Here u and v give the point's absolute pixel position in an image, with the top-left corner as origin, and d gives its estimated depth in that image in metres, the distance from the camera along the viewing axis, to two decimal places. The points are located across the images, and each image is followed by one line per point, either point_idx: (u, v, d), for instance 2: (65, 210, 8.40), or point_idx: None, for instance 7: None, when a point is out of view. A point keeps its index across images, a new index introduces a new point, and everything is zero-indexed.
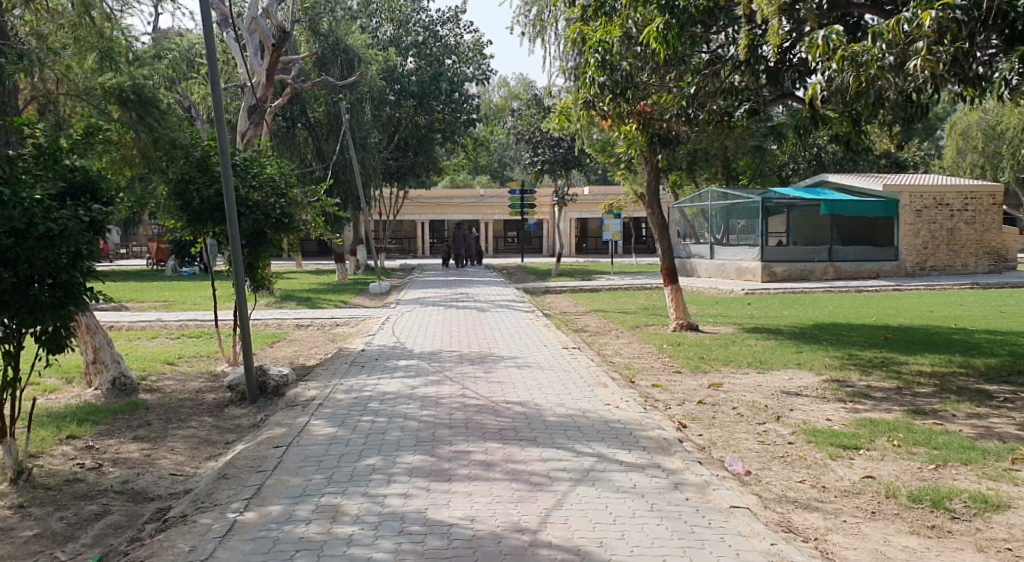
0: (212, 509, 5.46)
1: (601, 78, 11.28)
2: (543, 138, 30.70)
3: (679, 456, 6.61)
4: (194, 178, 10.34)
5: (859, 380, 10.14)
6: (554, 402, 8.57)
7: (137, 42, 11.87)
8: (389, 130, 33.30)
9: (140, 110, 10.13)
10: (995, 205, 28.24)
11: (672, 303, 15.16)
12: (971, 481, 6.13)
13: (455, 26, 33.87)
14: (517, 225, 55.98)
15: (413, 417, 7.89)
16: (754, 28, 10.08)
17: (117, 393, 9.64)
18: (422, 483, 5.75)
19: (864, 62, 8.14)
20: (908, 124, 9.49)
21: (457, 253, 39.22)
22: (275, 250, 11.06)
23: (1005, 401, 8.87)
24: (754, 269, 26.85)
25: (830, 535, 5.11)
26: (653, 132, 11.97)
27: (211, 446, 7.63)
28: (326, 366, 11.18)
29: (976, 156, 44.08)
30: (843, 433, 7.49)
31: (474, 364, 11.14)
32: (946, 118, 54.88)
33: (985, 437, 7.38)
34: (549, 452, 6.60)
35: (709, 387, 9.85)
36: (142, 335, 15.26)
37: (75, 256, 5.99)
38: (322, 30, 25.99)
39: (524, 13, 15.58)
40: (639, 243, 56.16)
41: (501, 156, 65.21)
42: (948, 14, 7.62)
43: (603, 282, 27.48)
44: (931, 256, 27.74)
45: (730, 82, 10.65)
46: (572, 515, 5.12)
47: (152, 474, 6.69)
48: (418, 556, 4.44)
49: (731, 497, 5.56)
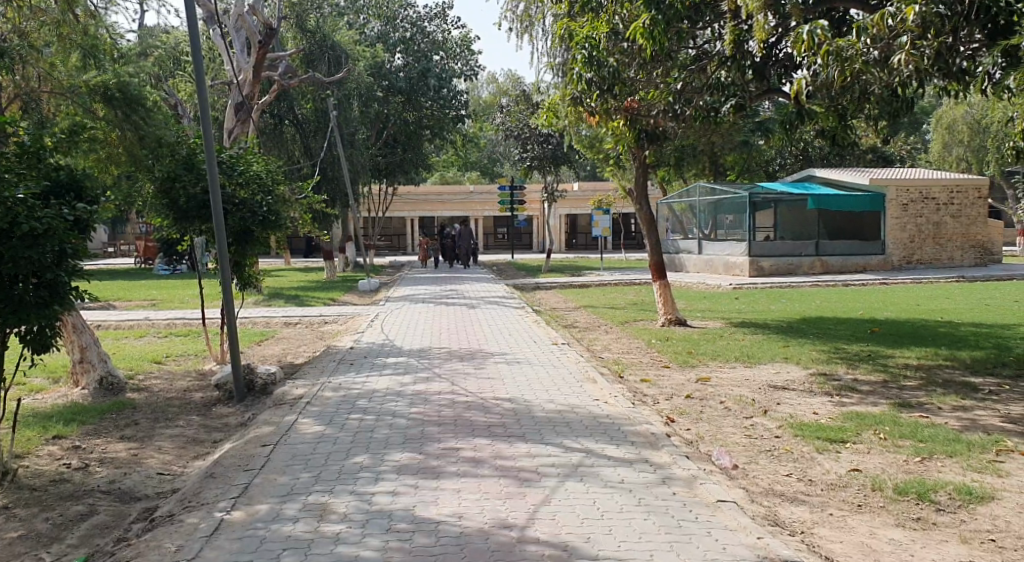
0: (199, 508, 5.44)
1: (588, 75, 11.06)
2: (533, 134, 30.86)
3: (667, 450, 6.63)
4: (179, 175, 9.91)
5: (846, 373, 10.22)
6: (543, 398, 8.60)
7: (121, 38, 11.90)
8: (378, 125, 33.36)
9: (125, 107, 10.27)
10: (981, 198, 28.47)
11: (661, 299, 15.16)
12: (956, 473, 6.16)
13: (443, 22, 33.71)
14: (507, 221, 56.11)
15: (401, 415, 7.88)
16: (739, 23, 10.13)
17: (105, 392, 9.59)
18: (410, 481, 5.74)
19: (848, 57, 8.15)
20: (894, 119, 9.45)
21: (465, 251, 37.12)
22: (263, 248, 11.01)
23: (990, 394, 8.92)
24: (741, 264, 26.92)
25: (816, 528, 5.14)
26: (640, 128, 12.01)
27: (198, 445, 7.60)
28: (314, 365, 11.14)
29: (962, 149, 44.27)
30: (829, 427, 7.52)
31: (464, 361, 11.13)
32: (932, 110, 55.18)
33: (970, 429, 7.43)
34: (537, 449, 6.61)
35: (697, 382, 9.89)
36: (130, 334, 15.17)
37: (59, 255, 5.93)
38: (309, 27, 26.20)
39: (512, 10, 15.62)
40: (630, 238, 56.33)
41: (490, 154, 65.72)
42: (932, 10, 7.57)
43: (592, 278, 27.59)
44: (918, 250, 27.98)
45: (716, 77, 10.58)
46: (560, 510, 5.13)
47: (139, 474, 6.67)
48: (406, 554, 4.43)
49: (719, 492, 5.57)
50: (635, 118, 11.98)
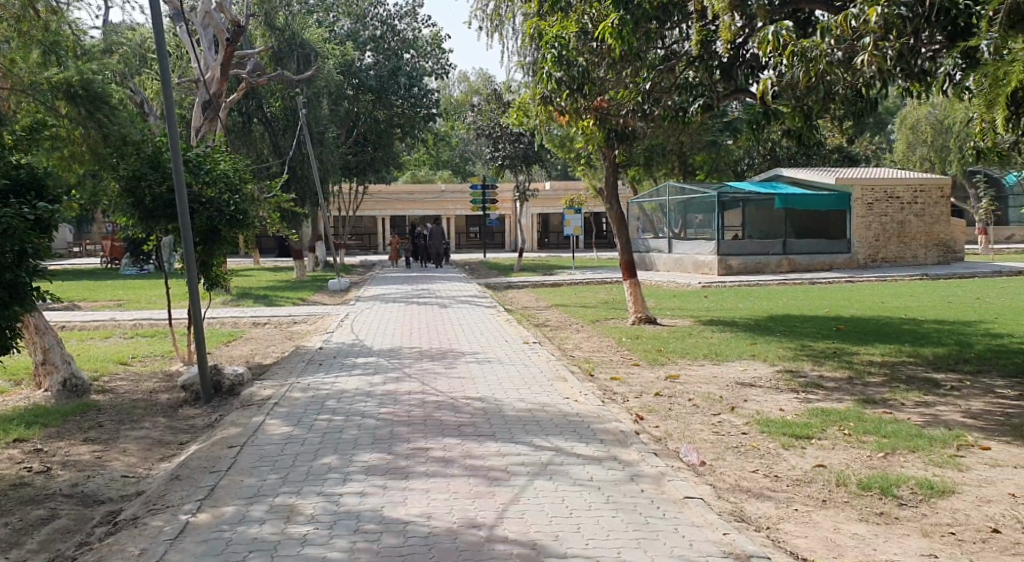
0: (164, 511, 5.37)
1: (558, 74, 11.04)
2: (504, 133, 30.87)
3: (635, 448, 6.67)
4: (145, 174, 9.75)
5: (812, 370, 10.36)
6: (513, 397, 8.62)
7: (85, 35, 11.78)
8: (348, 124, 33.20)
9: (89, 105, 10.26)
10: (944, 197, 28.98)
11: (631, 297, 15.24)
12: (918, 468, 6.27)
13: (413, 20, 33.61)
14: (479, 220, 56.10)
15: (370, 416, 7.84)
16: (706, 24, 10.36)
17: (68, 394, 9.42)
18: (379, 482, 5.72)
19: (813, 58, 8.24)
20: (858, 119, 9.63)
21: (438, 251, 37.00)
22: (231, 247, 10.90)
23: (952, 389, 9.09)
24: (710, 263, 27.12)
25: (782, 523, 5.20)
26: (610, 126, 12.34)
27: (164, 447, 7.51)
28: (283, 365, 11.05)
29: (925, 149, 45.03)
30: (795, 423, 7.61)
31: (434, 361, 11.11)
32: (896, 111, 56.06)
33: (933, 424, 7.56)
34: (507, 447, 6.62)
35: (666, 379, 9.96)
36: (95, 335, 14.95)
37: (19, 255, 5.83)
38: (278, 24, 25.96)
39: (482, 8, 15.62)
40: (601, 237, 56.59)
41: (461, 153, 65.62)
42: (893, 11, 7.65)
43: (563, 277, 27.65)
44: (882, 248, 28.41)
45: (684, 78, 10.67)
46: (529, 509, 5.14)
47: (103, 476, 6.57)
48: (373, 555, 4.41)
49: (686, 489, 5.61)
50: (605, 117, 12.20)
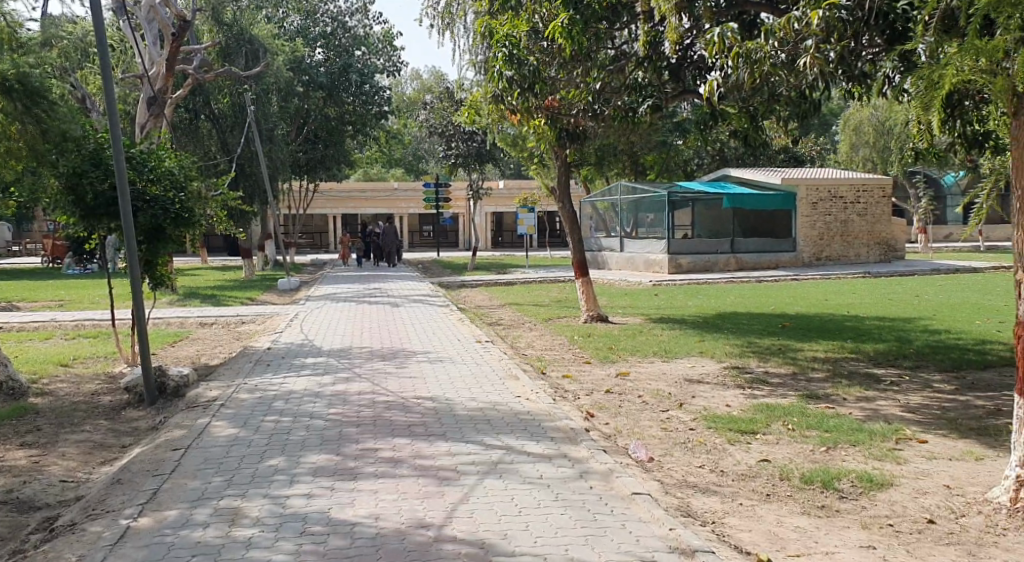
0: (104, 516, 5.25)
1: (508, 72, 11.13)
2: (457, 132, 30.82)
3: (584, 445, 6.71)
4: (85, 170, 9.50)
5: (757, 366, 10.55)
6: (464, 396, 8.61)
7: (22, 28, 11.42)
8: (298, 121, 32.79)
9: (26, 99, 9.97)
10: (885, 197, 29.74)
11: (582, 295, 15.33)
12: (858, 461, 6.42)
13: (364, 17, 33.33)
14: (432, 219, 55.91)
15: (319, 416, 7.76)
16: (654, 24, 10.38)
17: (5, 397, 9.18)
18: (326, 483, 5.67)
19: (757, 59, 8.28)
20: (802, 119, 9.82)
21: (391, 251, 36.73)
22: (176, 246, 10.68)
23: (891, 384, 9.33)
24: (661, 261, 27.38)
25: (727, 518, 5.28)
26: (561, 127, 12.22)
27: (106, 451, 7.34)
28: (230, 366, 10.87)
29: (868, 150, 46.15)
30: (740, 419, 7.74)
31: (385, 360, 11.03)
32: (839, 112, 57.37)
33: (872, 418, 7.75)
34: (457, 447, 6.61)
35: (616, 377, 10.04)
36: (34, 336, 14.53)
37: None
38: (226, 20, 25.51)
39: (433, 6, 15.54)
40: (554, 236, 56.82)
41: (414, 151, 65.28)
42: (833, 14, 7.77)
43: (516, 276, 27.69)
44: (827, 247, 29.04)
45: (634, 78, 10.85)
46: (478, 508, 5.14)
47: (41, 482, 6.39)
48: (319, 556, 4.37)
49: (634, 485, 5.67)
50: (556, 117, 12.12)
